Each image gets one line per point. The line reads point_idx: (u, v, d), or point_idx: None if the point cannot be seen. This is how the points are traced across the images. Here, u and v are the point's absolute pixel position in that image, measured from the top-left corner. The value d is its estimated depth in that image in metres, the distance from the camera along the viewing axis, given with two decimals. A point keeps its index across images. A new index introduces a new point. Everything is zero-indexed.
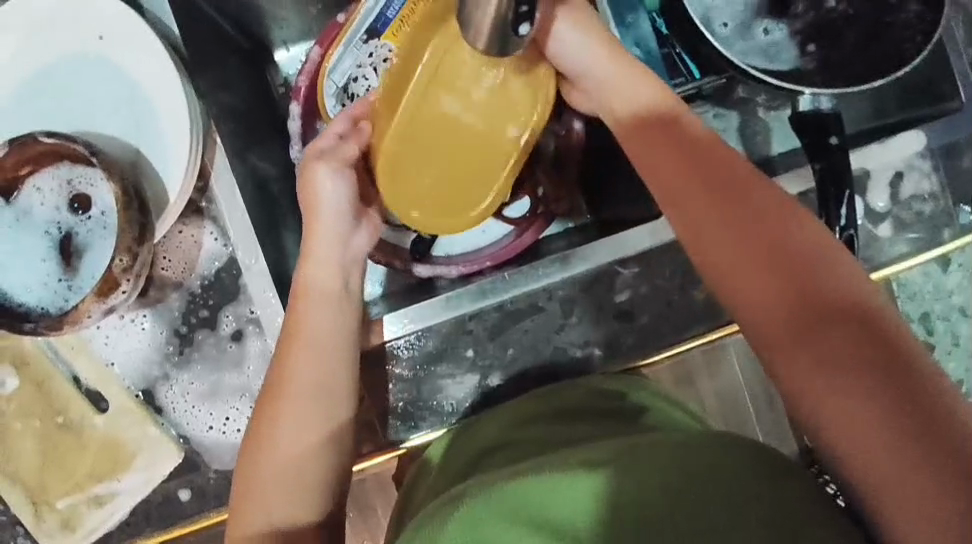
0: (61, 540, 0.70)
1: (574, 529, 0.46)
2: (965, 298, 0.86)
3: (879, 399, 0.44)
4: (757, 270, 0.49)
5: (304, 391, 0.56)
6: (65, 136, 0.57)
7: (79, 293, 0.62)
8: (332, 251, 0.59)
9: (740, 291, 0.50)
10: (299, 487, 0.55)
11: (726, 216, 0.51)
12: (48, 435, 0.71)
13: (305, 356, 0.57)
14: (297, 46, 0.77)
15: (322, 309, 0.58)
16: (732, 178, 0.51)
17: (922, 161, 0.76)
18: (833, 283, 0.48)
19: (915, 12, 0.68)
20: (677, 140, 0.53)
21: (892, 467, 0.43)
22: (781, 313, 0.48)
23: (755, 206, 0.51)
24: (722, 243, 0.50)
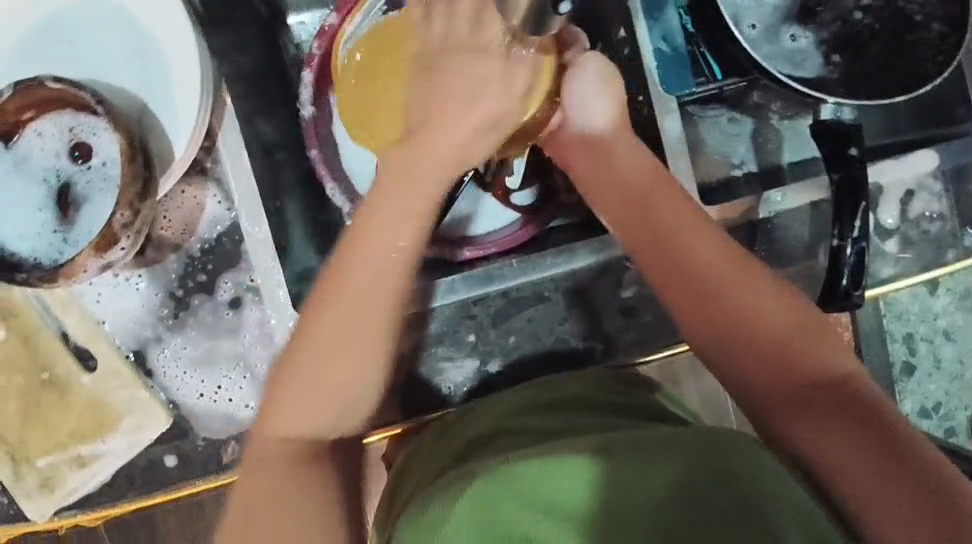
0: (37, 499, 0.68)
1: (565, 506, 0.48)
2: (950, 322, 0.87)
3: (847, 428, 0.49)
4: (745, 352, 0.53)
5: (348, 319, 0.52)
6: (72, 82, 0.55)
7: (75, 246, 0.60)
8: (400, 221, 0.53)
9: (729, 366, 0.54)
10: (323, 414, 0.54)
11: (706, 303, 0.55)
12: (31, 390, 0.68)
13: (359, 279, 0.52)
14: (307, 14, 0.73)
15: (387, 225, 0.53)
16: (716, 260, 0.55)
17: (935, 182, 0.76)
18: (809, 361, 0.52)
19: (939, 32, 0.69)
20: (664, 213, 0.57)
21: (865, 479, 0.47)
22: (771, 386, 0.53)
23: (744, 294, 0.54)
24: (703, 316, 0.55)
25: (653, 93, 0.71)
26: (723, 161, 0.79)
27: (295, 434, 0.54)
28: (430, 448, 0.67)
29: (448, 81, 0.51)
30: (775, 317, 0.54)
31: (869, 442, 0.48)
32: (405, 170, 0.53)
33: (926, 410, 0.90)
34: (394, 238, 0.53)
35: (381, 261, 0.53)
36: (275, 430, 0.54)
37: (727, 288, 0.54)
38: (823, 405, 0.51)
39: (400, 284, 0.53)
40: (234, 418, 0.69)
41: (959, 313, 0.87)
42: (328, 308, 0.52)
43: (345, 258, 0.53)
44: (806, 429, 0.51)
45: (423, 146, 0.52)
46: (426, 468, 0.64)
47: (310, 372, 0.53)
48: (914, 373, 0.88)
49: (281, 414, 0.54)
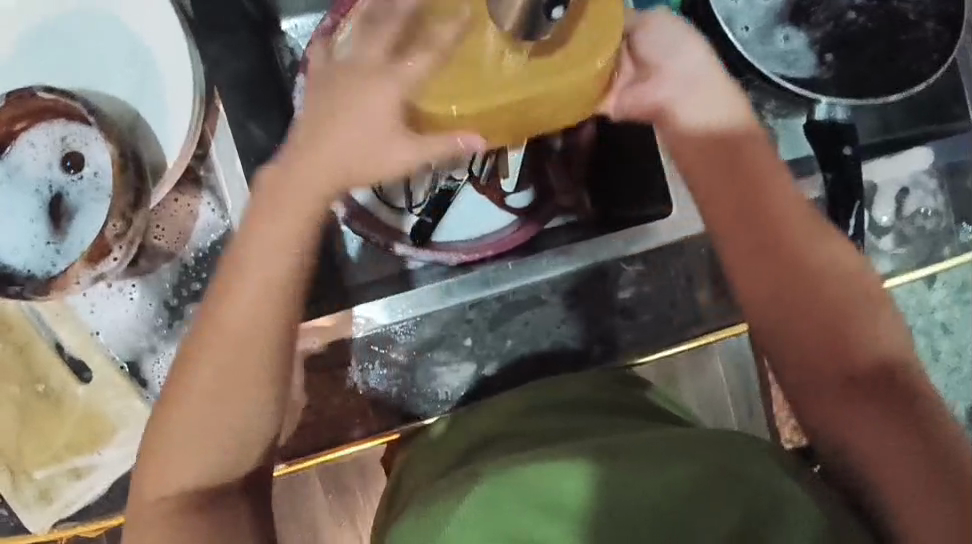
0: (35, 510, 0.68)
1: (564, 505, 0.49)
2: (947, 315, 0.87)
3: (883, 414, 0.50)
4: (806, 320, 0.53)
5: (240, 349, 0.53)
6: (63, 92, 0.54)
7: (68, 257, 0.59)
8: (278, 252, 0.53)
9: (788, 330, 0.54)
10: (225, 458, 0.54)
11: (785, 272, 0.54)
12: (27, 402, 0.68)
13: (237, 310, 0.53)
14: (300, 18, 0.73)
15: (262, 252, 0.53)
16: (792, 234, 0.54)
17: (929, 179, 0.76)
18: (863, 334, 0.53)
19: (932, 30, 0.69)
20: (751, 174, 0.55)
21: (907, 476, 0.48)
22: (822, 359, 0.53)
23: (814, 261, 0.54)
24: (770, 285, 0.54)
25: None
26: None
27: (193, 482, 0.54)
28: (427, 453, 0.66)
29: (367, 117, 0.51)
30: (838, 289, 0.54)
31: (909, 430, 0.50)
32: (269, 196, 0.54)
33: None
34: (273, 264, 0.53)
35: (254, 308, 0.53)
36: (162, 487, 0.53)
37: (802, 252, 0.54)
38: (866, 388, 0.52)
39: (279, 313, 0.54)
40: None
41: (956, 306, 0.87)
42: (219, 350, 0.53)
43: (223, 289, 0.53)
44: (839, 411, 0.52)
45: (314, 169, 0.53)
46: (426, 469, 0.64)
47: (207, 415, 0.53)
48: None
49: (169, 457, 0.53)
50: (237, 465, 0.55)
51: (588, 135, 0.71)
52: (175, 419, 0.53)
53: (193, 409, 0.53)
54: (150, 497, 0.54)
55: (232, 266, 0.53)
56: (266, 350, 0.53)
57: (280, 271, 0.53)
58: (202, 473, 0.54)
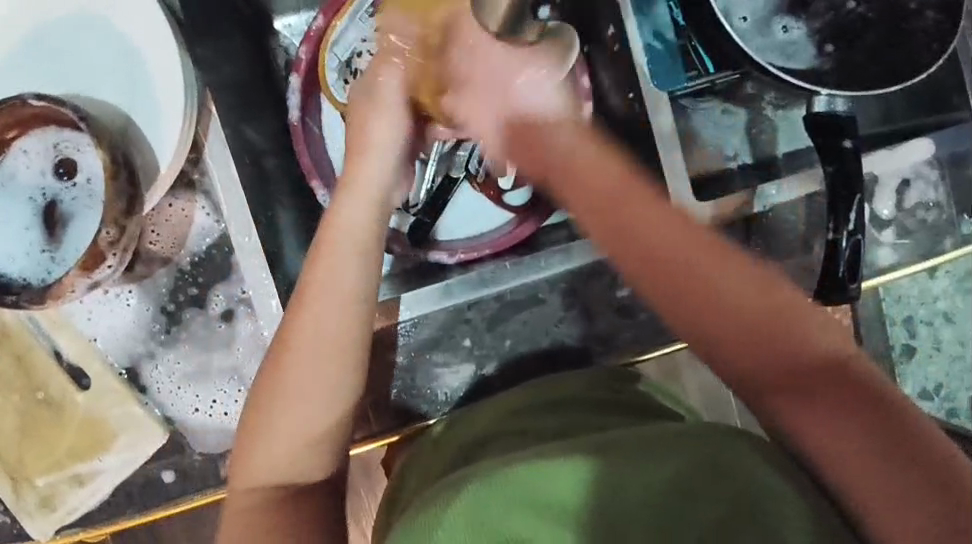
0: (38, 518, 0.68)
1: (560, 501, 0.50)
2: (950, 304, 0.87)
3: (841, 410, 0.48)
4: (727, 329, 0.51)
5: (317, 350, 0.54)
6: (53, 99, 0.54)
7: (63, 265, 0.59)
8: (353, 250, 0.55)
9: (711, 347, 0.51)
10: (299, 463, 0.55)
11: (689, 292, 0.51)
12: (27, 409, 0.68)
13: (313, 313, 0.54)
14: (294, 17, 0.73)
15: (340, 255, 0.55)
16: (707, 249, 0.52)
17: (930, 170, 0.75)
18: (787, 342, 0.50)
19: (933, 19, 0.68)
20: (624, 202, 0.52)
21: (884, 485, 0.45)
22: (756, 374, 0.50)
23: (724, 276, 0.51)
24: (697, 309, 0.51)
25: (645, 92, 0.70)
26: (718, 154, 0.78)
27: (268, 483, 0.55)
28: (429, 452, 0.66)
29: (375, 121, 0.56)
30: (749, 298, 0.51)
31: (875, 426, 0.47)
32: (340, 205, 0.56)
33: (927, 392, 0.89)
34: (351, 267, 0.55)
35: (337, 322, 0.54)
36: (246, 485, 0.55)
37: (703, 273, 0.51)
38: (820, 391, 0.49)
39: (359, 312, 0.55)
40: (232, 431, 0.68)
41: (958, 295, 0.87)
42: (292, 360, 0.54)
43: (304, 292, 0.55)
44: (797, 419, 0.49)
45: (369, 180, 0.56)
46: (430, 468, 0.64)
47: (287, 421, 0.55)
48: (915, 355, 0.88)
49: (256, 457, 0.55)
50: (313, 463, 0.56)
51: (585, 90, 0.69)
52: (255, 425, 0.55)
53: (276, 411, 0.54)
54: (238, 496, 0.55)
55: (311, 271, 0.55)
56: (346, 348, 0.54)
57: (357, 274, 0.55)
58: (281, 472, 0.55)
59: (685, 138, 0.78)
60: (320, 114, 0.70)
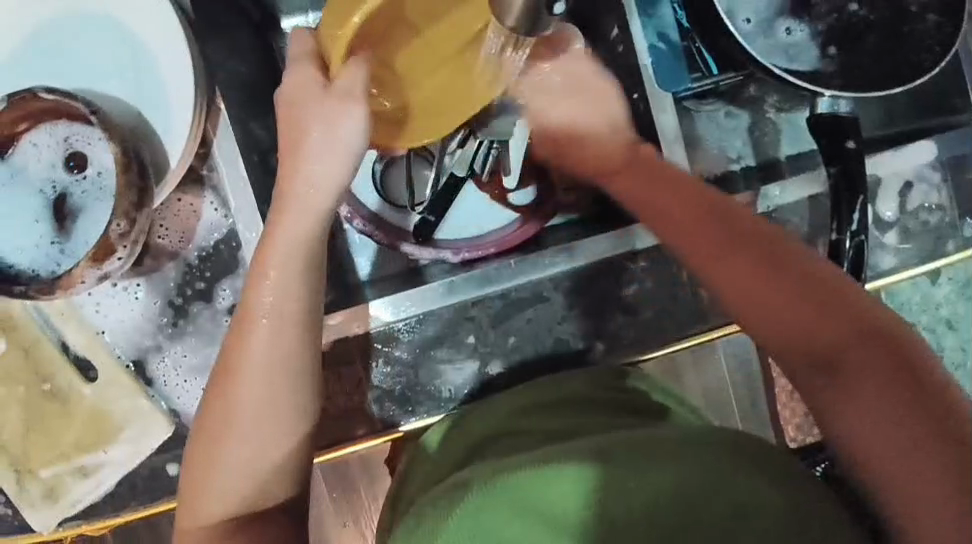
0: (42, 510, 0.68)
1: (567, 518, 0.50)
2: (952, 311, 0.87)
3: (878, 391, 0.49)
4: (761, 291, 0.54)
5: (264, 377, 0.55)
6: (66, 93, 0.55)
7: (73, 257, 0.60)
8: (294, 274, 0.55)
9: (750, 305, 0.54)
10: (260, 486, 0.56)
11: (734, 244, 0.56)
12: (34, 401, 0.68)
13: (255, 344, 0.55)
14: (299, 17, 0.73)
15: (280, 284, 0.55)
16: (757, 228, 0.56)
17: (932, 172, 0.75)
18: (828, 310, 0.52)
19: (934, 22, 0.68)
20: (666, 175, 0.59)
21: (910, 469, 0.47)
22: (801, 340, 0.53)
23: (763, 237, 0.56)
24: (739, 291, 0.55)
25: (649, 93, 0.72)
26: (721, 155, 0.79)
27: (230, 506, 0.56)
28: (433, 453, 0.67)
29: (326, 125, 0.53)
30: (792, 261, 0.55)
31: (914, 407, 0.48)
32: (274, 232, 0.55)
33: None
34: (287, 296, 0.55)
35: (281, 348, 0.55)
36: (204, 513, 0.56)
37: (744, 231, 0.56)
38: (859, 370, 0.50)
39: (302, 334, 0.56)
40: None
41: (961, 301, 0.87)
42: (244, 385, 0.55)
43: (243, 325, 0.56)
44: (837, 398, 0.51)
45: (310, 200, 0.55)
46: (431, 473, 0.65)
47: (243, 446, 0.55)
48: None
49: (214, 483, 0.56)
50: (271, 488, 0.57)
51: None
52: (210, 452, 0.56)
53: (229, 439, 0.55)
54: (195, 522, 0.56)
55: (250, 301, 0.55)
56: (287, 372, 0.56)
57: (299, 303, 0.56)
58: (242, 496, 0.56)
59: (689, 141, 0.78)
60: None
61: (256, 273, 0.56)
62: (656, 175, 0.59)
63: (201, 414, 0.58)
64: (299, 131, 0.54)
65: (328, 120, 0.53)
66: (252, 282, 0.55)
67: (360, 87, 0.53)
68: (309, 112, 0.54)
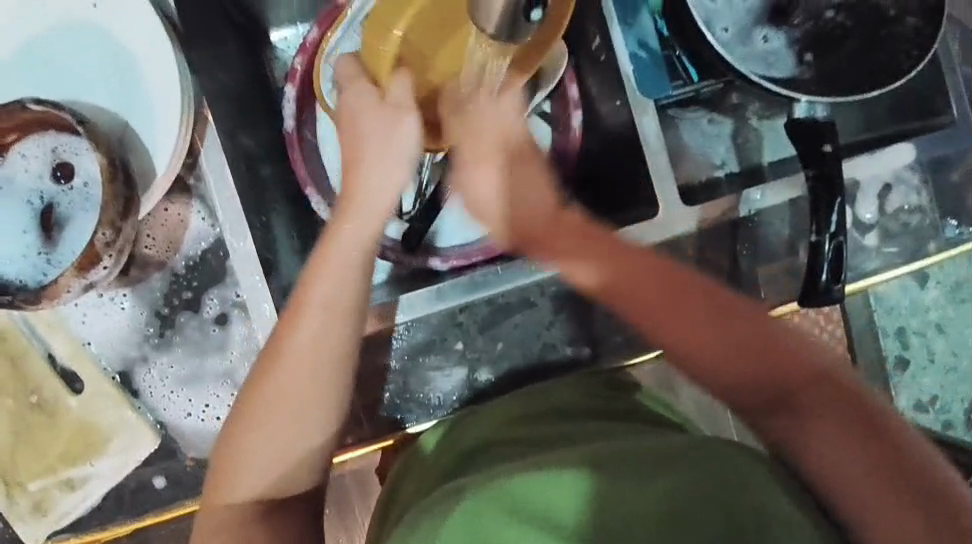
0: (30, 523, 0.68)
1: (559, 524, 0.49)
2: (941, 314, 0.88)
3: (833, 427, 0.51)
4: (712, 342, 0.56)
5: (305, 366, 0.55)
6: (52, 104, 0.55)
7: (59, 267, 0.60)
8: (353, 258, 0.57)
9: (698, 356, 0.56)
10: (287, 476, 0.57)
11: (680, 299, 0.57)
12: (20, 413, 0.68)
13: (305, 330, 0.56)
14: (289, 29, 0.75)
15: (339, 268, 0.56)
16: (695, 280, 0.58)
17: (912, 175, 0.77)
18: (776, 357, 0.55)
19: (913, 26, 0.70)
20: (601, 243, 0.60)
21: (866, 498, 0.48)
22: (751, 384, 0.55)
23: (706, 293, 0.57)
24: (693, 339, 0.56)
25: (631, 99, 0.73)
26: (705, 161, 0.80)
27: (257, 496, 0.56)
28: (426, 462, 0.66)
29: (371, 130, 0.58)
30: (737, 311, 0.57)
31: (864, 441, 0.50)
32: (342, 219, 0.58)
33: (922, 403, 0.90)
34: (344, 285, 0.56)
35: (330, 335, 0.56)
36: (223, 499, 0.56)
37: (688, 284, 0.58)
38: (807, 408, 0.52)
39: (354, 322, 0.57)
40: None
41: (950, 305, 0.88)
42: (285, 372, 0.55)
43: (298, 309, 0.56)
44: (790, 434, 0.52)
45: (362, 196, 0.58)
46: (424, 478, 0.65)
47: (275, 431, 0.56)
48: (909, 367, 0.89)
49: (236, 474, 0.56)
50: (298, 478, 0.57)
51: (572, 99, 0.75)
52: (240, 436, 0.56)
53: (259, 430, 0.56)
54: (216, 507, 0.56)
55: (305, 287, 0.56)
56: (331, 362, 0.56)
57: (356, 290, 0.57)
58: (264, 486, 0.56)
59: (674, 147, 0.79)
60: (317, 124, 0.72)
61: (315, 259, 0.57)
62: (590, 232, 0.59)
63: (239, 396, 0.58)
64: (360, 135, 0.59)
65: (377, 130, 0.58)
66: (312, 269, 0.57)
67: (405, 94, 0.59)
68: (363, 122, 0.59)
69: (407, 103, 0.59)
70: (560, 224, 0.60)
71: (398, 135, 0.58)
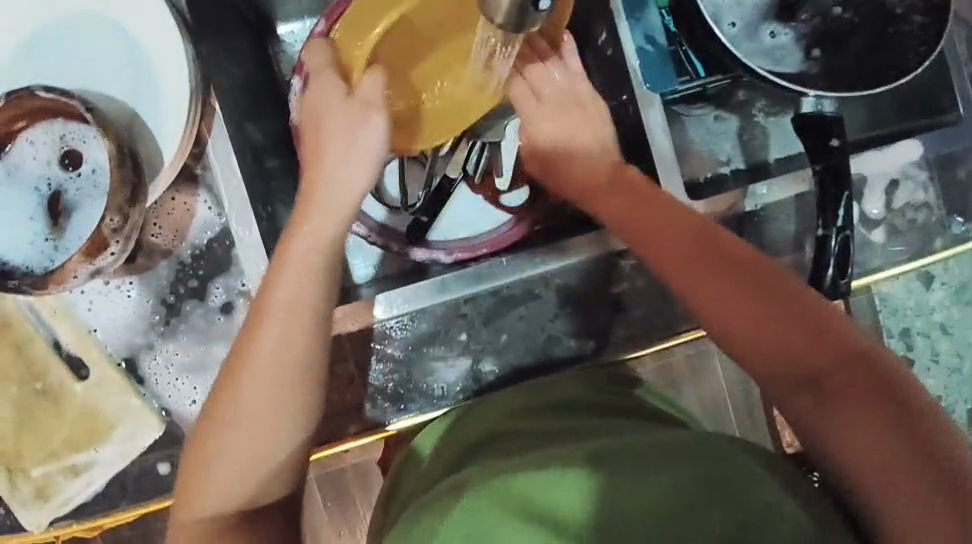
0: (33, 510, 0.68)
1: (566, 521, 0.49)
2: (945, 315, 0.88)
3: (868, 408, 0.50)
4: (752, 318, 0.55)
5: (270, 376, 0.55)
6: (61, 90, 0.56)
7: (66, 253, 0.60)
8: (311, 260, 0.57)
9: (737, 333, 0.55)
10: (254, 486, 0.56)
11: (721, 272, 0.56)
12: (26, 399, 0.68)
13: (268, 337, 0.55)
14: (297, 23, 0.75)
15: (299, 274, 0.56)
16: (739, 255, 0.57)
17: (919, 171, 0.76)
18: (819, 334, 0.54)
19: (918, 24, 0.70)
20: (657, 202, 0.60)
21: (896, 484, 0.47)
22: (789, 363, 0.54)
23: (749, 265, 0.56)
24: (730, 312, 0.56)
25: (637, 93, 0.72)
26: (710, 158, 0.80)
27: (227, 505, 0.56)
28: (428, 455, 0.67)
29: (336, 127, 0.59)
30: (776, 288, 0.56)
31: (900, 426, 0.49)
32: (298, 221, 0.58)
33: None
34: (303, 286, 0.56)
35: (294, 344, 0.55)
36: (195, 511, 0.56)
37: (729, 257, 0.57)
38: (843, 389, 0.52)
39: (315, 325, 0.56)
40: None
41: (956, 306, 0.87)
42: (250, 378, 0.55)
43: (261, 314, 0.56)
44: (822, 412, 0.52)
45: (322, 200, 0.58)
46: (423, 474, 0.65)
47: (244, 438, 0.55)
48: (913, 367, 0.88)
49: (207, 484, 0.55)
50: (267, 487, 0.57)
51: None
52: (208, 445, 0.56)
53: (228, 440, 0.55)
54: (190, 518, 0.56)
55: (266, 295, 0.56)
56: (293, 368, 0.56)
57: (312, 294, 0.56)
58: (237, 494, 0.56)
59: (679, 143, 0.79)
60: None
61: (277, 262, 0.57)
62: (637, 192, 0.61)
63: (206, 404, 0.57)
64: (314, 133, 0.59)
65: (340, 128, 0.59)
66: (273, 277, 0.56)
67: (377, 93, 0.59)
68: (326, 122, 0.59)
69: (376, 101, 0.59)
70: (635, 193, 0.61)
71: (363, 132, 0.58)
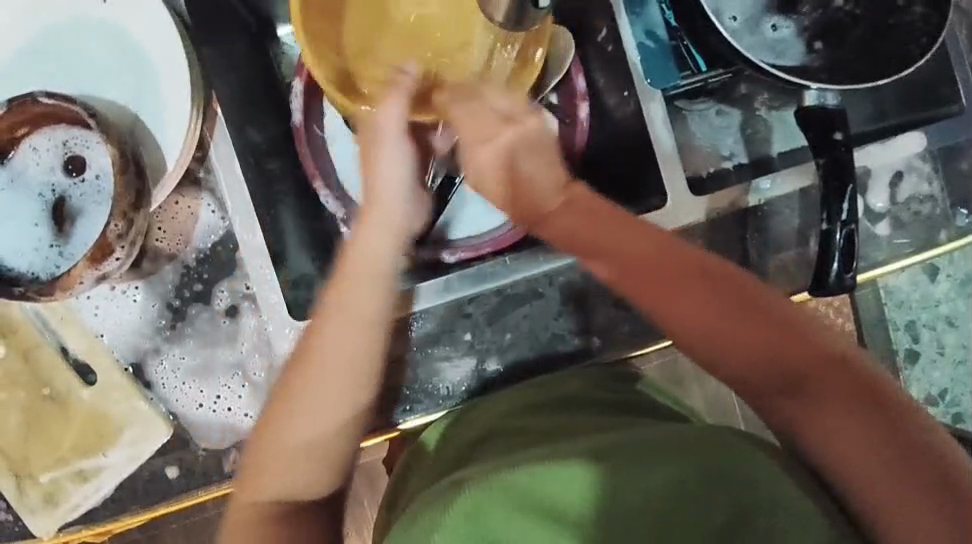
0: (42, 515, 0.68)
1: (567, 515, 0.49)
2: (952, 308, 0.87)
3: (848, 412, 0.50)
4: (723, 326, 0.53)
5: (336, 376, 0.53)
6: (64, 97, 0.56)
7: (71, 259, 0.60)
8: (377, 263, 0.54)
9: (709, 344, 0.53)
10: (314, 475, 0.55)
11: (685, 282, 0.54)
12: (34, 404, 0.69)
13: (329, 335, 0.53)
14: None
15: (368, 273, 0.54)
16: (704, 260, 0.54)
17: (922, 163, 0.76)
18: (791, 339, 0.52)
19: (919, 14, 0.69)
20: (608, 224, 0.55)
21: (891, 485, 0.48)
22: (767, 371, 0.52)
23: (713, 273, 0.54)
24: (701, 320, 0.53)
25: (639, 87, 0.74)
26: (713, 153, 0.79)
27: (280, 496, 0.55)
28: (436, 453, 0.67)
29: (391, 130, 0.56)
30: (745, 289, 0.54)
31: (883, 427, 0.49)
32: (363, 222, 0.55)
33: (931, 397, 0.90)
34: (374, 291, 0.54)
35: (364, 346, 0.54)
36: (251, 495, 0.55)
37: (697, 263, 0.54)
38: (820, 393, 0.51)
39: (380, 327, 0.54)
40: (236, 426, 0.69)
41: (960, 299, 0.87)
42: (318, 377, 0.53)
43: (328, 312, 0.54)
44: (809, 420, 0.51)
45: (376, 198, 0.55)
46: (429, 473, 0.65)
47: (307, 434, 0.54)
48: (918, 360, 0.88)
49: (268, 475, 0.55)
50: (317, 484, 0.56)
51: (580, 91, 0.73)
52: (267, 437, 0.55)
53: (288, 436, 0.54)
54: (250, 505, 0.55)
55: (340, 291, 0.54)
56: (354, 370, 0.54)
57: (384, 293, 0.54)
58: (292, 490, 0.55)
59: (682, 139, 0.78)
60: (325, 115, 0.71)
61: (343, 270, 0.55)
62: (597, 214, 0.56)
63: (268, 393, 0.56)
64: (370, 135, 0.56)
65: (383, 128, 0.56)
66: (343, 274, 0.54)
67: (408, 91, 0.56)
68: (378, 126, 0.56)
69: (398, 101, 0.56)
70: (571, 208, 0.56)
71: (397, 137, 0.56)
